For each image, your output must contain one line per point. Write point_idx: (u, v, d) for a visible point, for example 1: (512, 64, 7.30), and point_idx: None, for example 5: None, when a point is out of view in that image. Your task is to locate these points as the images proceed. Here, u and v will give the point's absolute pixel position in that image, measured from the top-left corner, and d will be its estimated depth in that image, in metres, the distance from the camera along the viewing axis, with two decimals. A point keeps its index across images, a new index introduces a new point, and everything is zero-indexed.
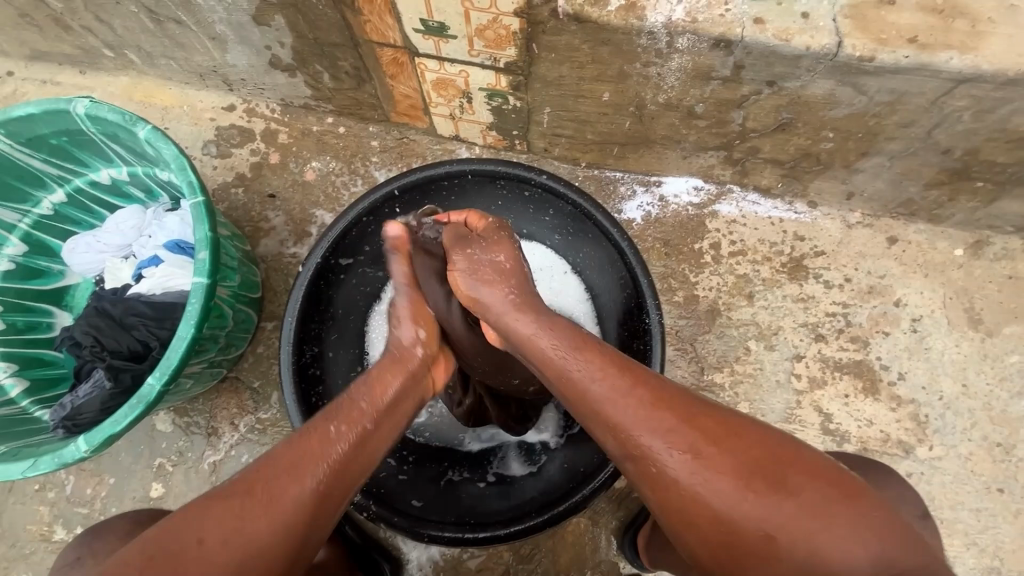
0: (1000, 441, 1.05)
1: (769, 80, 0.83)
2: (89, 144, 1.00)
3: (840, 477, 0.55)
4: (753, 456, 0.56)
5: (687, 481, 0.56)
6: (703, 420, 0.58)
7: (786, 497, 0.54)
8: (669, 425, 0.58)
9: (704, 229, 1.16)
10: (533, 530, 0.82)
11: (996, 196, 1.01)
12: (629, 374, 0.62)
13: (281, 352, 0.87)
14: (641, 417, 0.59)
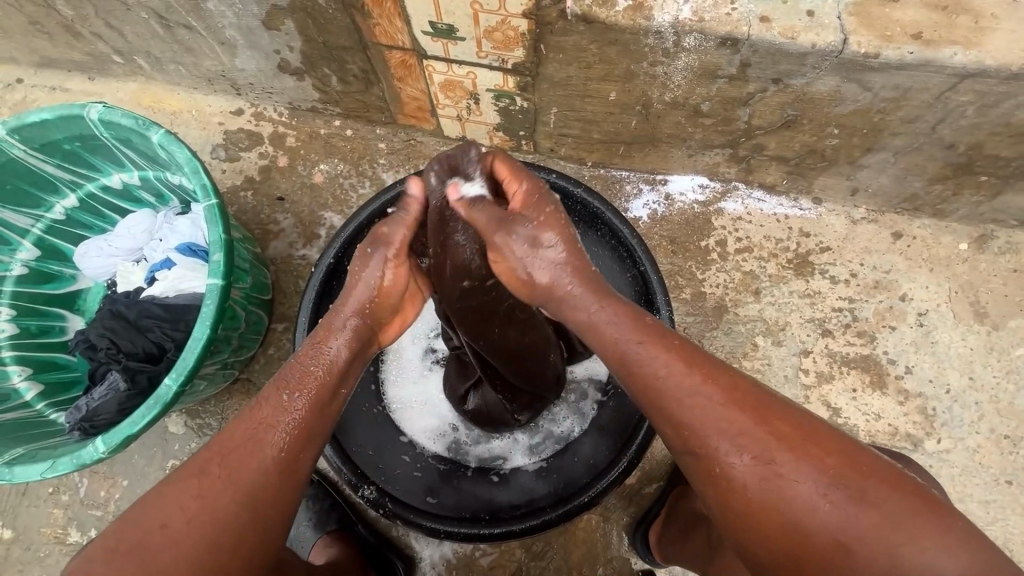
0: (1008, 433, 1.06)
1: (775, 78, 0.84)
2: (101, 149, 1.01)
3: (926, 495, 0.52)
4: (832, 465, 0.53)
5: (754, 485, 0.54)
6: (778, 422, 0.55)
7: (866, 508, 0.51)
8: (742, 428, 0.54)
9: (711, 226, 1.17)
10: (548, 525, 0.83)
11: (1000, 190, 1.01)
12: (701, 371, 0.56)
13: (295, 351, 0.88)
14: (718, 422, 0.55)
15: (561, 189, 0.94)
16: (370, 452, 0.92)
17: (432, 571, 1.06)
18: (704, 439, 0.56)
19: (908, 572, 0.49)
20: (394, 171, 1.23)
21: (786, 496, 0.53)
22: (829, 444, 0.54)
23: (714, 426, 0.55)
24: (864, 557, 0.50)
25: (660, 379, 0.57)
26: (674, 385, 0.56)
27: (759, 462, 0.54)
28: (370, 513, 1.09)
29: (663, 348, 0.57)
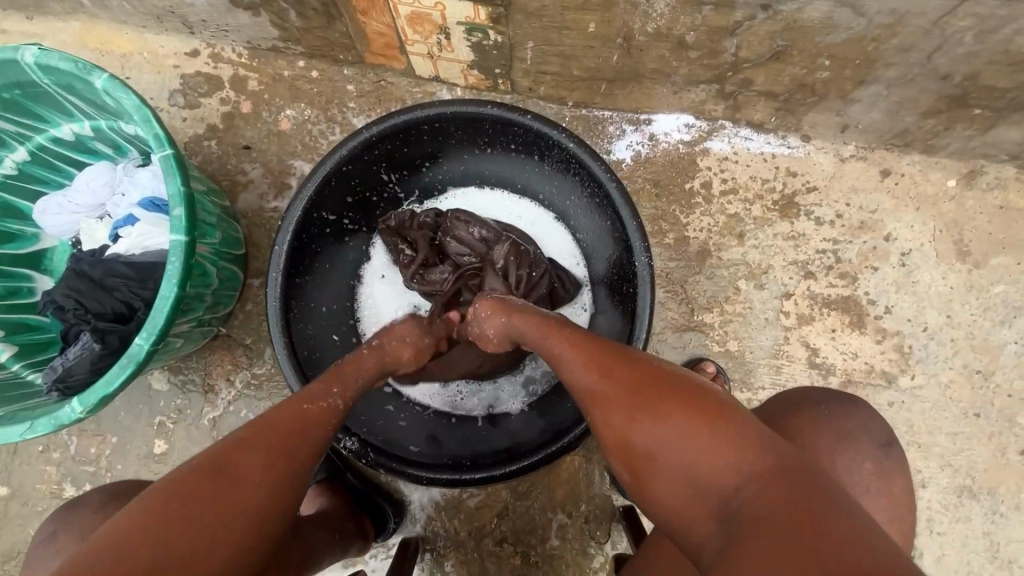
0: (979, 368, 1.08)
1: (764, 4, 0.78)
2: (44, 98, 0.94)
3: (727, 411, 0.58)
4: (654, 390, 0.61)
5: (598, 411, 0.63)
6: (612, 364, 0.65)
7: (670, 422, 0.58)
8: (586, 366, 0.67)
9: (695, 168, 1.13)
10: (532, 468, 0.85)
11: (993, 123, 0.98)
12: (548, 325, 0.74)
13: (269, 308, 0.84)
14: (597, 382, 0.65)
15: (537, 131, 0.88)
16: (352, 405, 0.94)
17: (422, 513, 1.10)
18: (593, 390, 0.65)
19: (693, 470, 0.56)
20: (365, 115, 1.17)
21: (649, 441, 0.59)
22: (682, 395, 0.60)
23: (596, 387, 0.65)
24: (670, 463, 0.57)
25: (555, 338, 0.72)
26: (562, 351, 0.70)
27: (632, 417, 0.60)
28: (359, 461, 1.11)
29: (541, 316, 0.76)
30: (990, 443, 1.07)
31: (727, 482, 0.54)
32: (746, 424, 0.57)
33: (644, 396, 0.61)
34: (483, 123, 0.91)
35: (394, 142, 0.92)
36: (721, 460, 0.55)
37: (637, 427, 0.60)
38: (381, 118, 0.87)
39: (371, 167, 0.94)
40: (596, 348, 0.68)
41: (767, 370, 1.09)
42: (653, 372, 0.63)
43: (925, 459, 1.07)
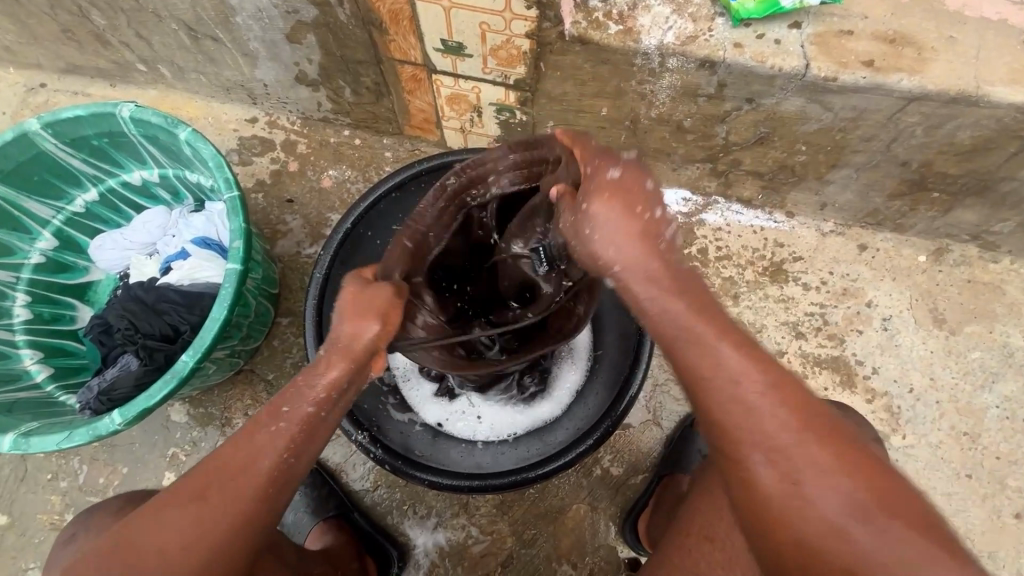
0: (966, 430, 1.14)
1: (748, 97, 0.95)
2: (126, 146, 1.07)
3: (884, 470, 0.51)
4: (822, 436, 0.51)
5: (754, 467, 0.52)
6: (783, 388, 0.52)
7: (843, 474, 0.49)
8: (760, 405, 0.52)
9: (693, 235, 1.25)
10: (525, 484, 0.88)
11: (951, 206, 1.12)
12: (749, 356, 0.53)
13: (306, 304, 0.95)
14: (759, 400, 0.51)
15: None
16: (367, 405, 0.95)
17: (425, 559, 1.09)
18: (695, 357, 0.52)
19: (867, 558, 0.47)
20: None
21: (751, 453, 0.52)
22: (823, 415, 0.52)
23: (705, 332, 0.53)
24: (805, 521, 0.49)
25: (711, 346, 0.52)
26: (718, 346, 0.52)
27: (771, 412, 0.51)
28: (366, 501, 1.12)
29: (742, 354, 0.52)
30: (985, 505, 1.10)
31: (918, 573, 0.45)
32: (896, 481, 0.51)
33: (736, 355, 0.52)
34: None
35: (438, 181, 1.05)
36: (828, 463, 0.50)
37: (758, 416, 0.51)
38: (429, 157, 1.02)
39: (415, 199, 1.06)
40: (742, 348, 0.53)
41: None
42: (791, 395, 0.52)
43: None
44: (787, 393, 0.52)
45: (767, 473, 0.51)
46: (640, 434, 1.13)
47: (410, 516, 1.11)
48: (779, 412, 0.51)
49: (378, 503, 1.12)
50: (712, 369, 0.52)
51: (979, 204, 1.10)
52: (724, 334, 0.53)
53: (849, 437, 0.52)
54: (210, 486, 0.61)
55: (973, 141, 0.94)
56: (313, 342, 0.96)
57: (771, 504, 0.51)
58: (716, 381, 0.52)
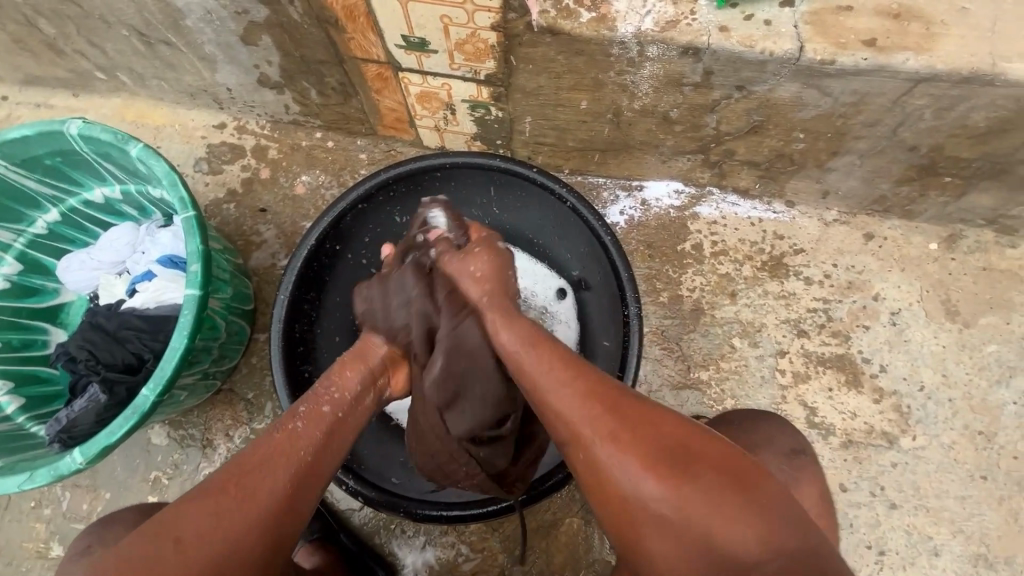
0: (981, 429, 1.07)
1: (738, 85, 0.86)
2: (82, 163, 1.02)
3: (744, 470, 0.57)
4: (664, 443, 0.58)
5: (609, 476, 0.59)
6: (623, 408, 0.61)
7: (686, 482, 0.56)
8: (596, 415, 0.61)
9: (686, 231, 1.18)
10: (507, 511, 0.84)
11: (964, 190, 1.03)
12: (573, 367, 0.64)
13: (272, 328, 0.89)
14: (585, 424, 0.61)
15: (543, 185, 0.94)
16: None
17: None
18: (534, 390, 0.65)
19: (715, 541, 0.54)
20: None
21: (603, 461, 0.59)
22: (641, 408, 0.61)
23: (536, 359, 0.66)
24: (683, 531, 0.55)
25: (542, 376, 0.64)
26: (538, 374, 0.65)
27: (589, 428, 0.60)
28: (353, 520, 1.08)
29: (574, 383, 0.63)
30: (1001, 508, 1.04)
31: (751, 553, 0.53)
32: (752, 473, 0.57)
33: (568, 383, 0.63)
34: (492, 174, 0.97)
35: (408, 188, 0.99)
36: (654, 471, 0.57)
37: (596, 431, 0.60)
38: (397, 163, 0.95)
39: (384, 208, 0.99)
40: (560, 361, 0.65)
41: None
42: (600, 413, 0.61)
43: (936, 526, 1.04)
44: (607, 410, 0.61)
45: (616, 486, 0.58)
46: None
47: (398, 535, 1.08)
48: (595, 426, 0.60)
49: (365, 523, 1.08)
50: (544, 399, 0.64)
51: (995, 188, 1.01)
52: (544, 360, 0.65)
53: (696, 440, 0.59)
54: (242, 484, 0.60)
55: (988, 122, 0.86)
56: (282, 369, 0.90)
57: (616, 513, 0.59)
58: (546, 407, 0.64)
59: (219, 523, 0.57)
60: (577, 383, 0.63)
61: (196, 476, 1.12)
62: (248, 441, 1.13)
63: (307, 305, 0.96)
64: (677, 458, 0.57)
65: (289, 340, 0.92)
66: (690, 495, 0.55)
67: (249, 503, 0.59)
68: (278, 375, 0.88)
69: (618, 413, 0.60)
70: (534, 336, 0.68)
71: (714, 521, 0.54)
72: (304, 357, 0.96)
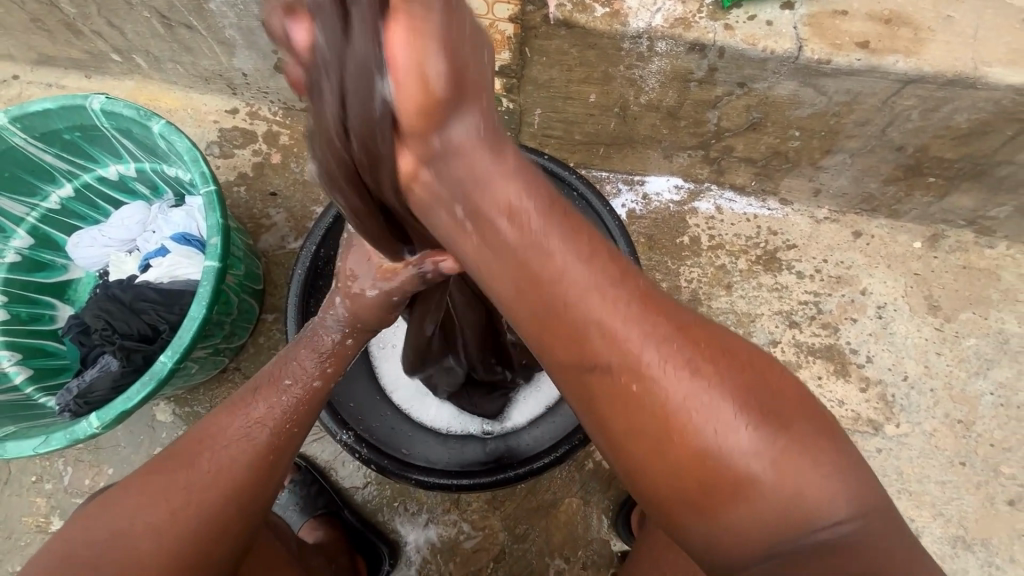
0: (960, 417, 1.13)
1: (740, 81, 0.92)
2: (100, 139, 1.04)
3: (823, 415, 0.51)
4: (747, 382, 0.48)
5: (679, 410, 0.47)
6: (693, 330, 0.48)
7: (781, 431, 0.47)
8: (662, 333, 0.47)
9: (685, 224, 1.22)
10: (512, 481, 0.85)
11: (947, 191, 1.10)
12: (622, 274, 0.48)
13: (288, 301, 0.91)
14: (654, 360, 0.47)
15: (552, 171, 0.98)
16: (353, 404, 0.93)
17: (417, 555, 1.08)
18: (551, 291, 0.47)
19: (806, 494, 0.47)
20: None
21: (671, 392, 0.47)
22: (711, 334, 0.49)
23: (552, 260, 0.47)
24: (767, 487, 0.47)
25: (577, 282, 0.46)
26: (576, 271, 0.46)
27: (654, 350, 0.47)
28: (356, 498, 1.10)
29: (631, 293, 0.47)
30: (979, 492, 1.10)
31: (836, 513, 0.47)
32: (828, 420, 0.51)
33: (623, 286, 0.47)
34: None
35: None
36: (742, 410, 0.47)
37: (658, 356, 0.47)
38: None
39: None
40: (596, 256, 0.47)
41: None
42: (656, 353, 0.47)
43: (917, 509, 1.09)
44: (674, 354, 0.47)
45: (686, 424, 0.47)
46: None
47: (400, 513, 1.10)
48: (663, 347, 0.47)
49: (368, 501, 1.10)
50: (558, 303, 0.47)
51: (976, 189, 1.08)
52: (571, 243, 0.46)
53: (779, 380, 0.50)
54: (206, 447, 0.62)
55: (970, 124, 0.92)
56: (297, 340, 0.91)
57: (683, 469, 0.48)
58: (572, 324, 0.47)
59: (178, 496, 0.59)
60: (639, 295, 0.48)
61: None
62: None
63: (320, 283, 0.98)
64: (757, 410, 0.47)
65: (304, 314, 0.94)
66: (783, 443, 0.47)
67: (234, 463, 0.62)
68: None
69: (690, 333, 0.48)
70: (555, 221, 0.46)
71: (797, 471, 0.47)
72: None
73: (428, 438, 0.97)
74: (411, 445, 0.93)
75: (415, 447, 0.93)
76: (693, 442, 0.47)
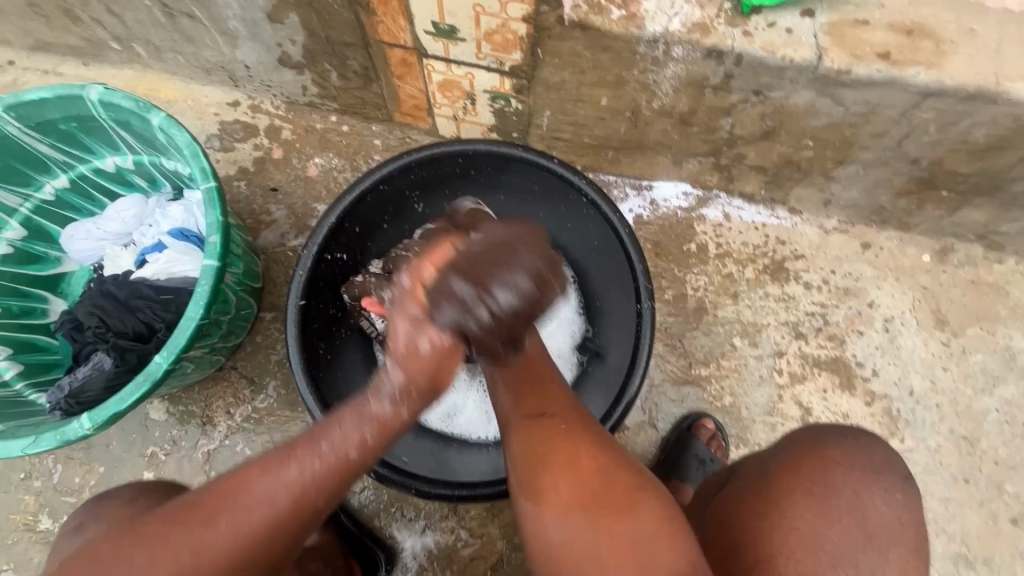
0: (965, 434, 1.12)
1: (756, 89, 0.90)
2: (97, 130, 1.01)
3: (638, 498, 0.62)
4: (581, 471, 0.63)
5: (531, 468, 0.64)
6: (556, 424, 0.67)
7: (600, 515, 0.61)
8: (535, 401, 0.69)
9: (693, 232, 1.21)
10: None
11: (959, 205, 1.08)
12: (542, 423, 0.67)
13: (288, 301, 0.87)
14: (533, 431, 0.66)
15: (561, 176, 0.96)
16: None
17: (414, 561, 1.06)
18: (541, 419, 0.67)
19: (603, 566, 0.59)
20: None
21: (518, 453, 0.66)
22: (565, 425, 0.67)
23: (558, 439, 0.66)
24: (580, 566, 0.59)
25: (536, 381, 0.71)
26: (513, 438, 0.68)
27: (517, 419, 0.68)
28: (353, 503, 1.08)
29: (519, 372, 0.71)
30: (981, 510, 1.09)
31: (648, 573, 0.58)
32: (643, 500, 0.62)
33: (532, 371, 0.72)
34: (512, 162, 0.98)
35: (428, 170, 0.99)
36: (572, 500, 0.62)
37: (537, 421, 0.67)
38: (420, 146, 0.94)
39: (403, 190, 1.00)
40: (518, 383, 0.71)
41: (763, 428, 1.13)
42: (597, 442, 0.66)
43: None
44: (561, 409, 0.69)
45: (551, 489, 0.63)
46: (634, 435, 1.14)
47: (398, 519, 1.08)
48: (523, 427, 0.67)
49: (364, 505, 1.08)
50: (530, 423, 0.67)
51: (988, 204, 1.07)
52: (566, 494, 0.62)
53: (614, 479, 0.63)
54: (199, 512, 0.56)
55: (988, 138, 0.90)
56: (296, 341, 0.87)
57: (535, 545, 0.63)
58: (525, 416, 0.68)
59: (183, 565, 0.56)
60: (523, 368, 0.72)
61: (195, 453, 1.11)
62: (251, 419, 1.12)
63: (322, 282, 0.95)
64: (624, 499, 0.62)
65: (304, 315, 0.89)
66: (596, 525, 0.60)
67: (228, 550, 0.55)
68: (291, 351, 0.85)
69: (553, 419, 0.67)
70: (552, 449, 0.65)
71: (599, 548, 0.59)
72: (319, 335, 0.94)
73: (428, 445, 0.94)
74: (412, 452, 0.91)
75: (416, 454, 0.92)
76: (550, 511, 0.62)
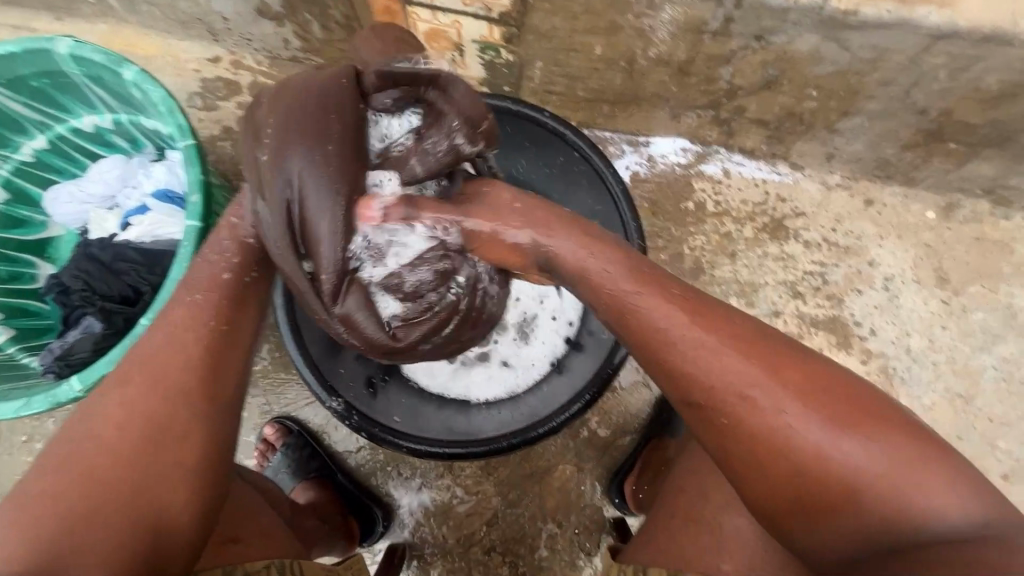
0: (960, 391, 1.12)
1: (757, 35, 0.85)
2: (71, 87, 0.97)
3: (818, 378, 0.57)
4: (810, 384, 0.57)
5: (749, 416, 0.57)
6: (789, 368, 0.57)
7: (801, 416, 0.55)
8: (717, 337, 0.59)
9: (691, 189, 1.17)
10: (501, 452, 0.85)
11: (967, 158, 1.04)
12: (746, 351, 0.58)
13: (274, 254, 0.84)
14: (741, 372, 0.57)
15: (554, 130, 0.94)
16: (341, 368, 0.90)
17: (411, 518, 1.09)
18: (754, 351, 0.59)
19: (822, 462, 0.54)
20: None
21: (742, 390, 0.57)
22: (757, 339, 0.59)
23: (699, 349, 0.59)
24: (803, 472, 0.55)
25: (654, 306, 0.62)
26: (730, 376, 0.58)
27: (738, 364, 0.58)
28: (349, 462, 1.10)
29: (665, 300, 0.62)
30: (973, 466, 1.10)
31: (858, 466, 0.53)
32: (828, 384, 0.57)
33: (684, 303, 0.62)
34: (501, 115, 0.95)
35: None
36: (827, 418, 0.55)
37: (689, 357, 0.59)
38: None
39: None
40: (666, 306, 0.61)
41: None
42: (762, 342, 0.59)
43: None
44: (711, 329, 0.60)
45: (734, 420, 0.57)
46: (629, 395, 1.10)
47: (394, 477, 1.09)
48: (722, 360, 0.58)
49: (361, 465, 1.10)
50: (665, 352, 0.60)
51: (998, 156, 1.02)
52: (678, 311, 0.61)
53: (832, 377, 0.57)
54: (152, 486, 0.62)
55: (1000, 85, 0.86)
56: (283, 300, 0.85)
57: (791, 484, 0.56)
58: (747, 347, 0.59)
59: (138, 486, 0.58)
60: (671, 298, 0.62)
61: None
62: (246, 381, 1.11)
63: None
64: (822, 393, 0.56)
65: None
66: (809, 433, 0.55)
67: (139, 406, 0.61)
68: (280, 310, 0.84)
69: (739, 344, 0.59)
70: (654, 279, 0.64)
71: (802, 461, 0.55)
72: None
73: None
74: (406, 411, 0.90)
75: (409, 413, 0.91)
76: (782, 437, 0.56)
